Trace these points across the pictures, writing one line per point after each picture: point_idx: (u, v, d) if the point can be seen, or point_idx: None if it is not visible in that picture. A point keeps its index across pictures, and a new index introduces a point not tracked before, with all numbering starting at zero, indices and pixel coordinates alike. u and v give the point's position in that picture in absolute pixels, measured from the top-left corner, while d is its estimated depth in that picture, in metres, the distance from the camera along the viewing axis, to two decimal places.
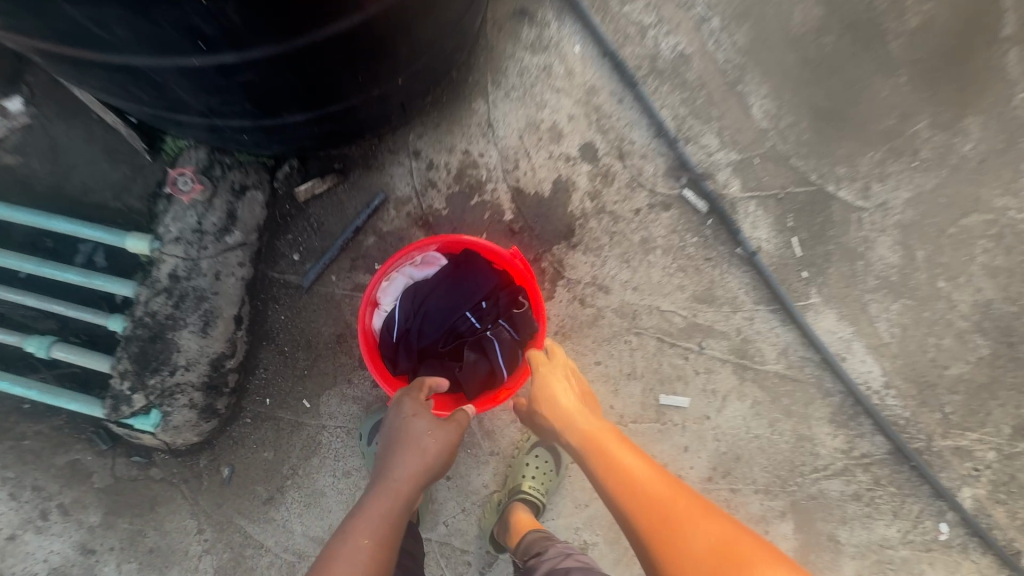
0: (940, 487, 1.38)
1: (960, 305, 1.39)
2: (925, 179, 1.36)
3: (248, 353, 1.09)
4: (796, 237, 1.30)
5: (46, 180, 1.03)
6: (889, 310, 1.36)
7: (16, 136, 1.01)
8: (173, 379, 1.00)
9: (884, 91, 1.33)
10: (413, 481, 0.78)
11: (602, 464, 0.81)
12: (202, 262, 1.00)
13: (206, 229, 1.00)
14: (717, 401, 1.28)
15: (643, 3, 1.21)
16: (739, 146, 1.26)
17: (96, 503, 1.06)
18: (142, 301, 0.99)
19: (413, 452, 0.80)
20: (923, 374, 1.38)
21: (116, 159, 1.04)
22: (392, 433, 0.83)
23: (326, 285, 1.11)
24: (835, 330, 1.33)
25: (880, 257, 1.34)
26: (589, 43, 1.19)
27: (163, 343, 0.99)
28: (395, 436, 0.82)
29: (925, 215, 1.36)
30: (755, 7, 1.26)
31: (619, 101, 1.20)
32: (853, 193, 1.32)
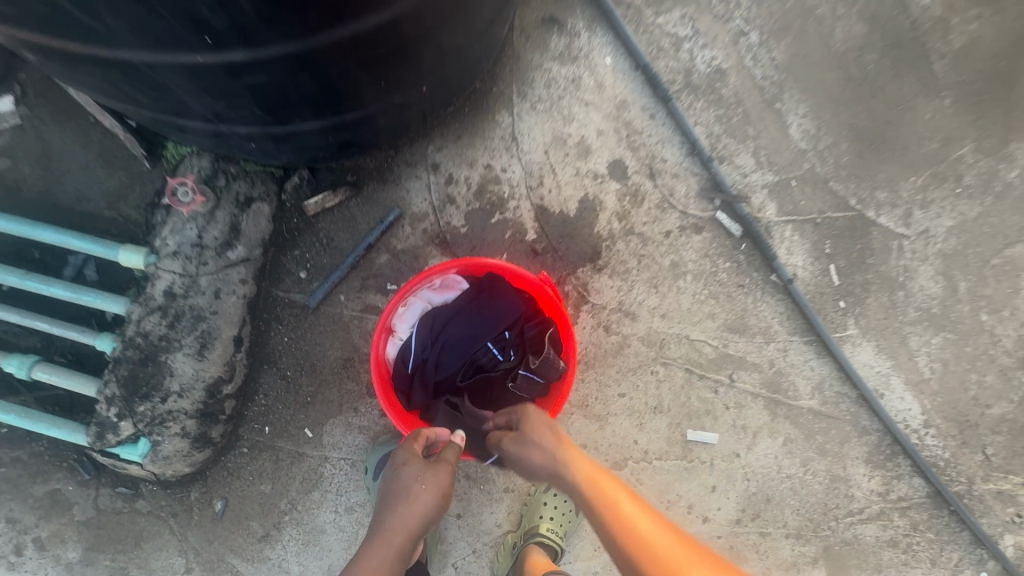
0: (981, 534, 1.30)
1: (1005, 340, 1.31)
2: (969, 207, 1.29)
3: (247, 378, 1.01)
4: (834, 264, 1.22)
5: (35, 185, 0.95)
6: (930, 343, 1.28)
7: (5, 138, 0.94)
8: (166, 406, 0.92)
9: (928, 114, 1.26)
10: (405, 536, 0.72)
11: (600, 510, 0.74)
12: (201, 280, 0.92)
13: (207, 243, 0.92)
14: (748, 438, 1.20)
15: (678, 15, 1.15)
16: (776, 167, 1.19)
17: (75, 537, 0.97)
18: (135, 320, 0.91)
19: (404, 506, 0.72)
20: (964, 413, 1.30)
21: (112, 166, 0.96)
22: (386, 483, 0.76)
23: (334, 306, 1.03)
24: (873, 365, 1.25)
25: (921, 287, 1.27)
26: (620, 55, 1.13)
27: (155, 367, 0.91)
28: (388, 488, 0.75)
29: (968, 244, 1.29)
30: (795, 22, 1.19)
31: (652, 117, 1.13)
32: (893, 219, 1.25)
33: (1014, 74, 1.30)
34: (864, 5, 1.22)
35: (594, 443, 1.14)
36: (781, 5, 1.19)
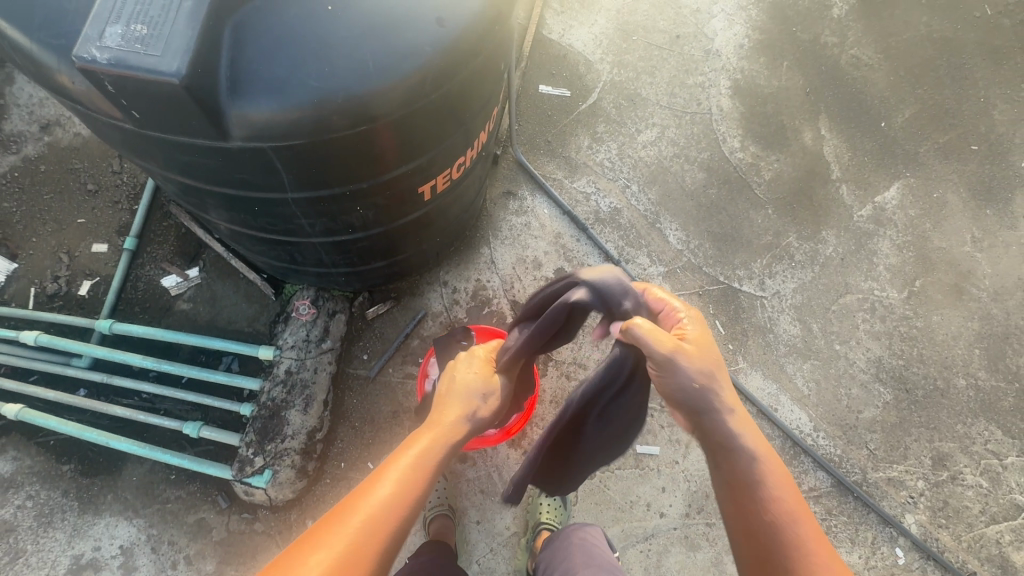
0: (883, 513, 1.68)
1: (858, 361, 1.84)
2: (803, 274, 1.91)
3: (330, 428, 1.52)
4: (718, 320, 1.81)
5: (205, 317, 1.56)
6: (802, 369, 1.81)
7: (191, 291, 1.58)
8: (283, 445, 1.41)
9: (760, 219, 1.95)
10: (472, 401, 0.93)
11: (743, 478, 0.78)
12: (307, 361, 1.48)
13: (311, 338, 1.50)
14: (683, 449, 1.65)
15: (585, 181, 1.89)
16: (665, 261, 1.84)
17: (212, 554, 1.39)
18: (265, 390, 1.44)
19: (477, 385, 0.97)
20: (843, 418, 1.77)
21: (252, 301, 1.59)
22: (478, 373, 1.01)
23: (385, 376, 1.59)
24: (763, 387, 1.76)
25: (785, 330, 1.84)
26: (553, 207, 1.84)
27: (278, 419, 1.42)
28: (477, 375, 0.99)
29: (811, 298, 1.89)
30: (660, 177, 1.94)
31: (578, 240, 1.81)
32: (754, 287, 1.86)
33: (812, 190, 2.03)
34: (701, 162, 1.99)
35: None
36: (649, 169, 1.95)
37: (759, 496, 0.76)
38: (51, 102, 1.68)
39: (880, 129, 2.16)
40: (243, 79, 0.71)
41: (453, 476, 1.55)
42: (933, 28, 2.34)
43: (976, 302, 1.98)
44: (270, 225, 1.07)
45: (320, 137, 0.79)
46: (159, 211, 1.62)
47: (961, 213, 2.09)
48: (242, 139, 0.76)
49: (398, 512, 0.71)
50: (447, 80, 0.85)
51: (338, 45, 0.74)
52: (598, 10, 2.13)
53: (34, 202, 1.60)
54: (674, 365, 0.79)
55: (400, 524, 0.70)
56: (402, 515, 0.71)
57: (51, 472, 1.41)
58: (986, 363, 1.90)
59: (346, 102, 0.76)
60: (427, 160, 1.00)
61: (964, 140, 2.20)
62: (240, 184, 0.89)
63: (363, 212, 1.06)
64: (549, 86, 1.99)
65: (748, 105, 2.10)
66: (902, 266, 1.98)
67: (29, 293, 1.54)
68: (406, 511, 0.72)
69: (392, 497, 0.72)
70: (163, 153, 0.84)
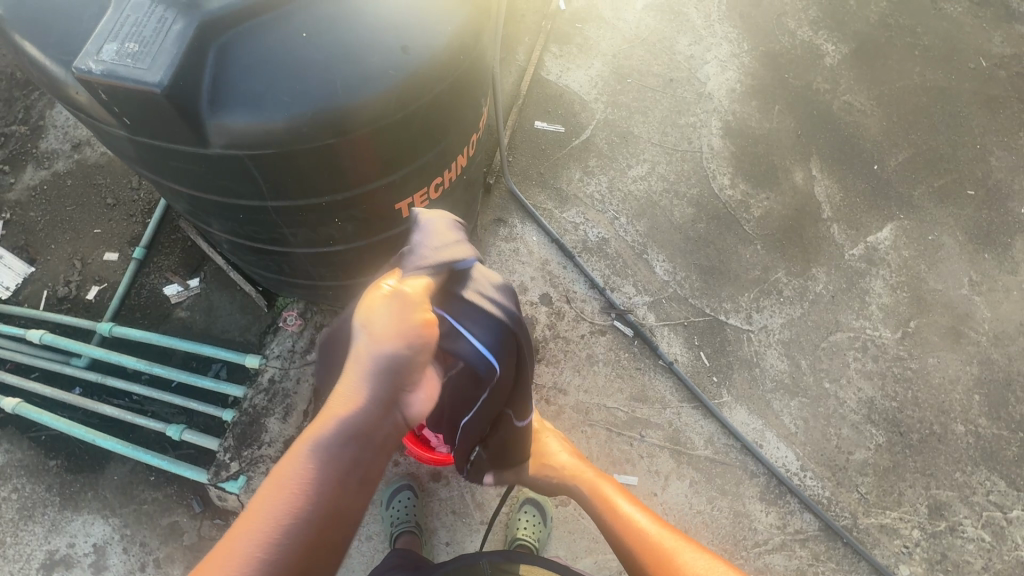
0: (874, 563, 1.60)
1: (848, 401, 1.80)
2: (792, 310, 1.91)
3: None
4: (703, 351, 1.80)
5: (200, 325, 1.64)
6: (789, 405, 1.77)
7: (189, 300, 1.67)
8: (259, 452, 1.45)
9: (749, 254, 1.97)
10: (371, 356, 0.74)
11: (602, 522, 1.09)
12: (291, 371, 1.53)
13: (296, 349, 1.56)
14: (662, 481, 1.63)
15: (575, 212, 1.96)
16: (650, 291, 1.87)
17: (180, 558, 1.40)
18: (248, 397, 1.49)
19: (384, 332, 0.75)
20: (832, 459, 1.72)
21: (245, 312, 1.66)
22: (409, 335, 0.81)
23: None
24: (749, 422, 1.73)
25: (772, 365, 1.82)
26: (542, 235, 1.90)
27: (257, 426, 1.46)
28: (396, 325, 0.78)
29: (800, 334, 1.87)
30: (648, 210, 2.00)
31: (564, 267, 1.86)
32: (740, 320, 1.86)
33: (802, 227, 2.05)
34: (690, 197, 2.04)
35: None
36: (638, 202, 2.00)
37: (621, 547, 1.00)
38: (84, 124, 1.85)
39: (873, 171, 2.18)
40: (223, 93, 0.81)
41: (426, 495, 1.55)
42: (927, 77, 2.39)
43: (975, 345, 1.92)
44: (256, 233, 1.15)
45: (292, 148, 0.87)
46: (169, 225, 1.74)
47: (958, 256, 2.06)
48: (222, 146, 0.84)
49: (258, 546, 0.59)
50: (413, 102, 0.93)
51: (310, 67, 0.83)
52: (595, 54, 2.26)
53: (57, 212, 1.74)
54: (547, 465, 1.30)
55: (263, 561, 0.59)
56: (264, 547, 0.59)
57: (38, 467, 1.46)
58: (987, 409, 1.83)
59: (314, 117, 0.84)
60: (400, 177, 1.07)
61: (960, 184, 2.20)
62: (224, 191, 0.97)
63: (342, 225, 1.14)
64: (544, 122, 2.10)
65: (738, 145, 2.16)
66: (896, 306, 1.95)
67: (41, 295, 1.64)
68: (270, 538, 0.60)
69: (249, 531, 0.60)
70: (156, 160, 0.93)
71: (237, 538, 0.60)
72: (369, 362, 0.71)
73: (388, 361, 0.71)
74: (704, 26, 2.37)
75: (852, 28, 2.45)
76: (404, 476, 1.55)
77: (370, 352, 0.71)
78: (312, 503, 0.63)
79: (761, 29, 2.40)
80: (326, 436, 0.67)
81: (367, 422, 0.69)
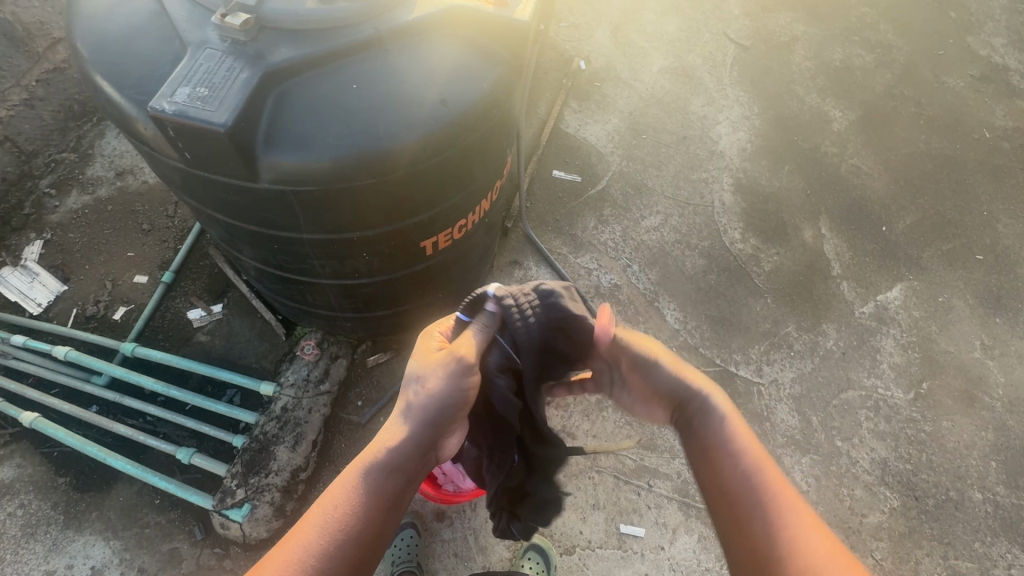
0: None
1: (861, 461, 1.77)
2: (803, 364, 1.91)
3: (314, 470, 1.54)
4: None
5: (219, 350, 1.68)
6: (801, 463, 1.75)
7: (211, 324, 1.71)
8: (266, 480, 1.43)
9: (759, 307, 2.00)
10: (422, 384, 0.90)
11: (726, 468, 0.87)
12: (304, 400, 1.54)
13: (311, 378, 1.58)
14: (669, 533, 1.58)
15: (589, 258, 2.02)
16: (661, 339, 1.89)
17: None
18: (260, 424, 1.49)
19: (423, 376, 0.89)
20: (846, 521, 1.67)
21: (264, 339, 1.71)
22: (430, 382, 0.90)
23: (375, 424, 1.63)
24: None
25: (782, 420, 1.81)
26: (556, 278, 1.96)
27: (266, 453, 1.45)
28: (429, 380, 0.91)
29: (810, 390, 1.87)
30: (660, 259, 2.05)
31: None
32: (750, 372, 1.87)
33: (812, 283, 2.08)
34: (702, 249, 2.09)
35: (549, 531, 1.55)
36: (650, 251, 2.06)
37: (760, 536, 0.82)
38: (130, 155, 1.97)
39: (882, 233, 2.23)
40: (276, 135, 0.89)
41: (429, 535, 1.52)
42: (932, 145, 2.49)
43: (990, 411, 1.90)
44: (287, 263, 1.20)
45: (333, 184, 0.93)
46: (199, 251, 1.82)
47: (968, 319, 2.07)
48: (269, 181, 0.91)
49: (311, 551, 0.75)
50: (447, 148, 0.99)
51: (356, 115, 0.91)
52: (612, 111, 2.38)
53: (94, 235, 1.82)
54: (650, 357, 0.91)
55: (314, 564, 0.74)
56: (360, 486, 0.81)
57: (47, 483, 1.47)
58: (1005, 477, 1.79)
59: (356, 158, 0.91)
60: (429, 217, 1.13)
61: (968, 249, 2.24)
62: (265, 222, 1.03)
63: (369, 259, 1.18)
64: (562, 172, 2.19)
65: (749, 201, 2.23)
66: (908, 365, 1.95)
67: (70, 313, 1.70)
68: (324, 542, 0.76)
69: (303, 538, 0.76)
70: (206, 191, 1.00)
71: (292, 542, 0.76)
72: (420, 412, 0.85)
73: (438, 410, 0.86)
74: (716, 89, 2.51)
75: (858, 97, 2.57)
76: (408, 513, 1.53)
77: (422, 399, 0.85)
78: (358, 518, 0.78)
79: (771, 94, 2.53)
80: (368, 466, 0.82)
81: (406, 459, 0.84)
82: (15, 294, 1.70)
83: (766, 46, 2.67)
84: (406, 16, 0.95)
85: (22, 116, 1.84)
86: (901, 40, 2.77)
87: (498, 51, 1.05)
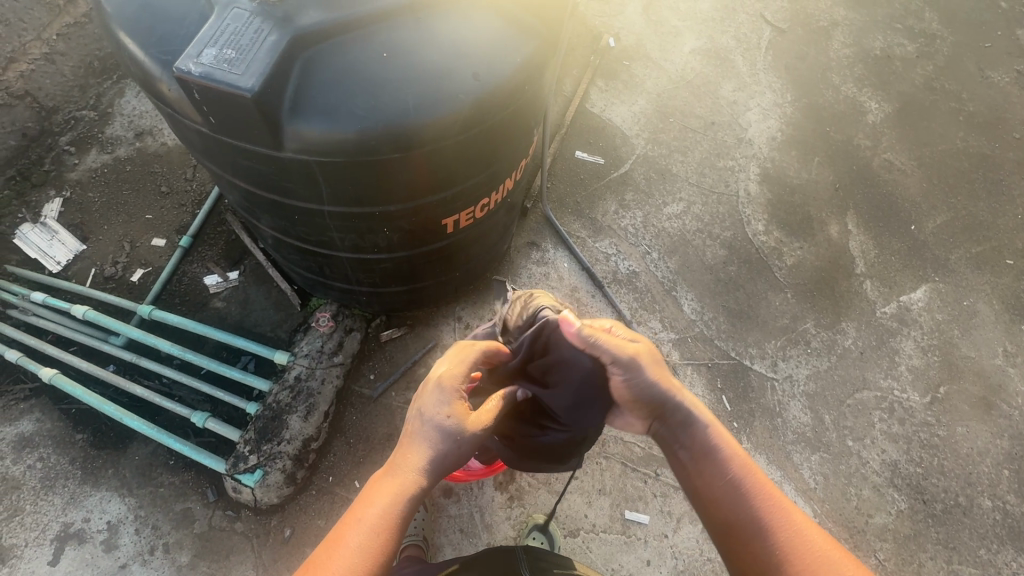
0: None
1: (871, 462, 1.75)
2: (819, 362, 1.89)
3: (325, 440, 1.55)
4: (725, 395, 1.79)
5: (234, 316, 1.68)
6: (810, 460, 1.74)
7: (227, 291, 1.72)
8: (278, 448, 1.44)
9: (778, 302, 1.96)
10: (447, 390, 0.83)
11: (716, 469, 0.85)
12: (317, 371, 1.55)
13: (325, 350, 1.58)
14: (674, 522, 1.58)
15: (607, 243, 1.98)
16: (677, 329, 1.87)
17: (189, 545, 1.41)
18: (273, 392, 1.50)
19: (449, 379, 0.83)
20: (851, 520, 1.67)
21: (279, 308, 1.71)
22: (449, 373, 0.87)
23: (387, 398, 1.63)
24: (767, 472, 1.70)
25: (794, 416, 1.79)
26: (573, 262, 1.93)
27: (279, 421, 1.46)
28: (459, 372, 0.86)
29: (825, 387, 1.85)
30: (680, 248, 2.01)
31: (593, 296, 1.88)
32: (765, 367, 1.85)
33: (834, 280, 2.03)
34: (723, 239, 2.05)
35: (555, 512, 1.56)
36: (671, 239, 2.02)
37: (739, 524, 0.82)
38: (150, 116, 1.95)
39: (910, 231, 2.17)
40: (303, 102, 0.86)
41: (436, 510, 1.55)
42: (970, 143, 2.39)
43: (1007, 419, 1.87)
44: (306, 234, 1.19)
45: (357, 157, 0.91)
46: (216, 217, 1.81)
47: (993, 324, 2.02)
48: (294, 150, 0.89)
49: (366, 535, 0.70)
50: (476, 126, 0.97)
51: (384, 86, 0.88)
52: (640, 92, 2.31)
53: (113, 196, 1.82)
54: (638, 367, 0.87)
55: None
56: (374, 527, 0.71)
57: (66, 439, 1.50)
58: (1016, 486, 1.77)
59: (384, 131, 0.88)
60: (452, 195, 1.10)
61: (999, 253, 2.17)
62: (287, 192, 1.01)
63: (389, 235, 1.16)
64: (585, 153, 2.14)
65: (776, 192, 2.17)
66: (926, 369, 1.92)
67: (88, 273, 1.71)
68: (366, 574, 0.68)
69: (345, 572, 0.66)
70: (228, 157, 0.98)
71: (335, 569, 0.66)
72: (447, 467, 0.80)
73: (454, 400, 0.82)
74: (749, 73, 2.42)
75: (897, 88, 2.47)
76: None
77: (472, 442, 0.81)
78: (394, 550, 0.71)
79: (806, 81, 2.43)
80: (412, 500, 0.75)
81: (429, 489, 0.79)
82: (34, 251, 1.71)
83: (804, 30, 2.56)
84: None
85: (42, 71, 1.82)
86: (947, 30, 2.65)
87: (533, 24, 1.01)
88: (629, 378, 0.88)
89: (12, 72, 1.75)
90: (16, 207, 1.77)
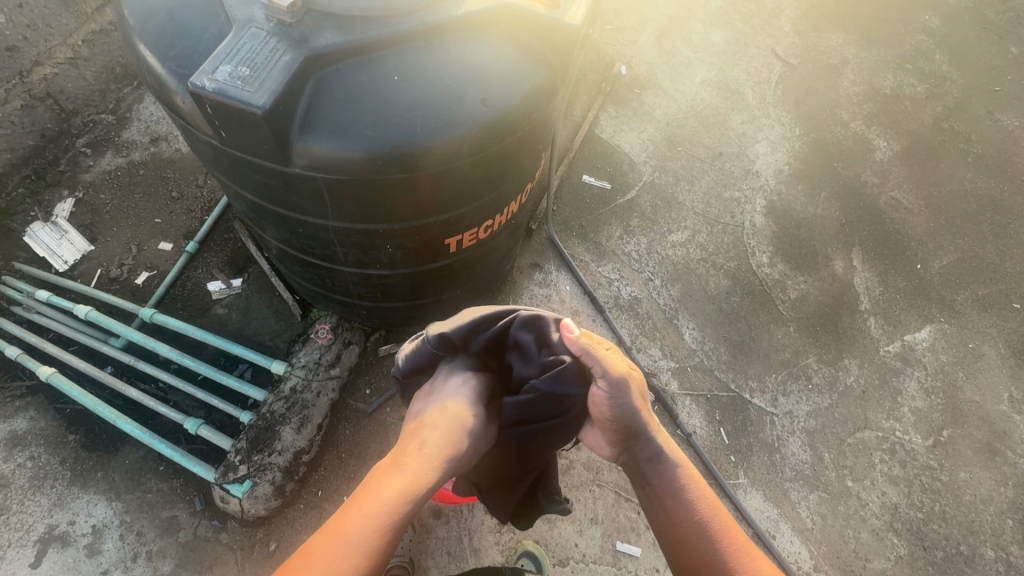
0: None
1: (871, 504, 1.71)
2: (819, 399, 1.86)
3: (317, 453, 1.53)
4: (723, 427, 1.76)
5: (234, 324, 1.69)
6: (808, 499, 1.70)
7: (229, 298, 1.72)
8: (270, 458, 1.43)
9: (780, 335, 1.95)
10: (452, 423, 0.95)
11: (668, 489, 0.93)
12: (313, 383, 1.54)
13: (322, 362, 1.57)
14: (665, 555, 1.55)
15: (611, 268, 1.98)
16: (676, 358, 1.86)
17: (172, 554, 1.39)
18: (268, 402, 1.49)
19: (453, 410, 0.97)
20: (849, 564, 1.62)
21: (279, 318, 1.71)
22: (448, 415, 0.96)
23: (381, 414, 1.62)
24: (763, 509, 1.66)
25: (793, 453, 1.76)
26: (575, 285, 1.93)
27: (272, 432, 1.45)
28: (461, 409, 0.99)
29: (826, 425, 1.82)
30: (683, 276, 2.01)
31: (593, 320, 1.87)
32: (765, 401, 1.83)
33: (837, 315, 2.02)
34: (727, 269, 2.04)
35: (545, 540, 1.53)
36: (674, 267, 2.02)
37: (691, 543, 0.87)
38: (166, 122, 1.99)
39: (916, 270, 2.16)
40: (313, 120, 0.87)
41: (424, 530, 1.53)
42: (978, 185, 2.39)
43: (1011, 466, 1.83)
44: (309, 248, 1.20)
45: (364, 175, 0.92)
46: (224, 224, 1.83)
47: (998, 368, 2.00)
48: (301, 166, 0.90)
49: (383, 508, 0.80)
50: (483, 150, 0.98)
51: (392, 109, 0.89)
52: (649, 120, 2.33)
53: (125, 198, 1.84)
54: (625, 387, 0.90)
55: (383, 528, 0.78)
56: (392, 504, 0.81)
57: (58, 439, 1.50)
58: (1020, 536, 1.72)
59: (392, 151, 0.89)
60: (455, 216, 1.11)
61: (1005, 296, 2.15)
62: (293, 206, 1.03)
63: (392, 252, 1.17)
64: (592, 177, 2.16)
65: (781, 225, 2.17)
66: (929, 411, 1.88)
67: (93, 274, 1.72)
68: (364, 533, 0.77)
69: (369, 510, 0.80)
70: (237, 169, 1.00)
71: (346, 524, 0.78)
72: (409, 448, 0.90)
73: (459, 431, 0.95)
74: (758, 107, 2.44)
75: (905, 128, 2.48)
76: None
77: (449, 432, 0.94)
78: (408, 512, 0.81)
79: (815, 116, 2.45)
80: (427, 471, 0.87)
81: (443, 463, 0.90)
82: (43, 249, 1.73)
83: (814, 66, 2.59)
84: (456, 10, 0.94)
85: (65, 74, 1.85)
86: (957, 72, 2.67)
87: (542, 53, 1.02)
88: (615, 396, 0.90)
89: (36, 74, 1.78)
90: (29, 205, 1.80)
